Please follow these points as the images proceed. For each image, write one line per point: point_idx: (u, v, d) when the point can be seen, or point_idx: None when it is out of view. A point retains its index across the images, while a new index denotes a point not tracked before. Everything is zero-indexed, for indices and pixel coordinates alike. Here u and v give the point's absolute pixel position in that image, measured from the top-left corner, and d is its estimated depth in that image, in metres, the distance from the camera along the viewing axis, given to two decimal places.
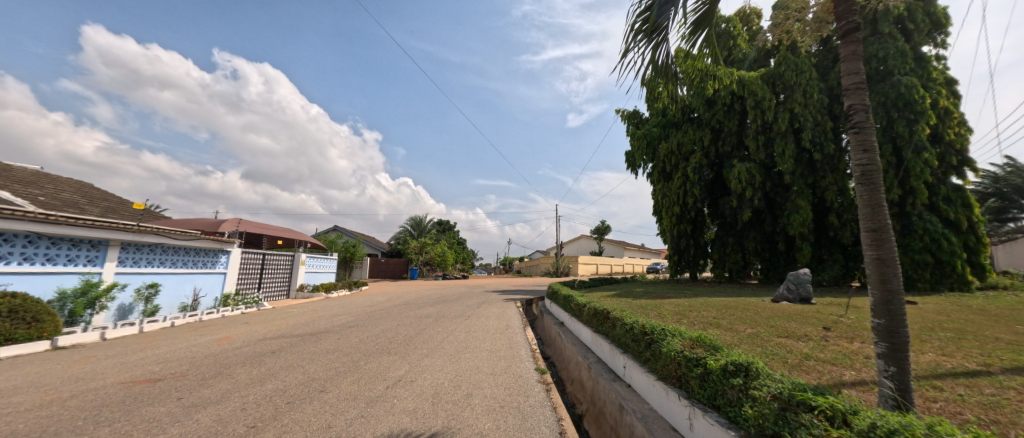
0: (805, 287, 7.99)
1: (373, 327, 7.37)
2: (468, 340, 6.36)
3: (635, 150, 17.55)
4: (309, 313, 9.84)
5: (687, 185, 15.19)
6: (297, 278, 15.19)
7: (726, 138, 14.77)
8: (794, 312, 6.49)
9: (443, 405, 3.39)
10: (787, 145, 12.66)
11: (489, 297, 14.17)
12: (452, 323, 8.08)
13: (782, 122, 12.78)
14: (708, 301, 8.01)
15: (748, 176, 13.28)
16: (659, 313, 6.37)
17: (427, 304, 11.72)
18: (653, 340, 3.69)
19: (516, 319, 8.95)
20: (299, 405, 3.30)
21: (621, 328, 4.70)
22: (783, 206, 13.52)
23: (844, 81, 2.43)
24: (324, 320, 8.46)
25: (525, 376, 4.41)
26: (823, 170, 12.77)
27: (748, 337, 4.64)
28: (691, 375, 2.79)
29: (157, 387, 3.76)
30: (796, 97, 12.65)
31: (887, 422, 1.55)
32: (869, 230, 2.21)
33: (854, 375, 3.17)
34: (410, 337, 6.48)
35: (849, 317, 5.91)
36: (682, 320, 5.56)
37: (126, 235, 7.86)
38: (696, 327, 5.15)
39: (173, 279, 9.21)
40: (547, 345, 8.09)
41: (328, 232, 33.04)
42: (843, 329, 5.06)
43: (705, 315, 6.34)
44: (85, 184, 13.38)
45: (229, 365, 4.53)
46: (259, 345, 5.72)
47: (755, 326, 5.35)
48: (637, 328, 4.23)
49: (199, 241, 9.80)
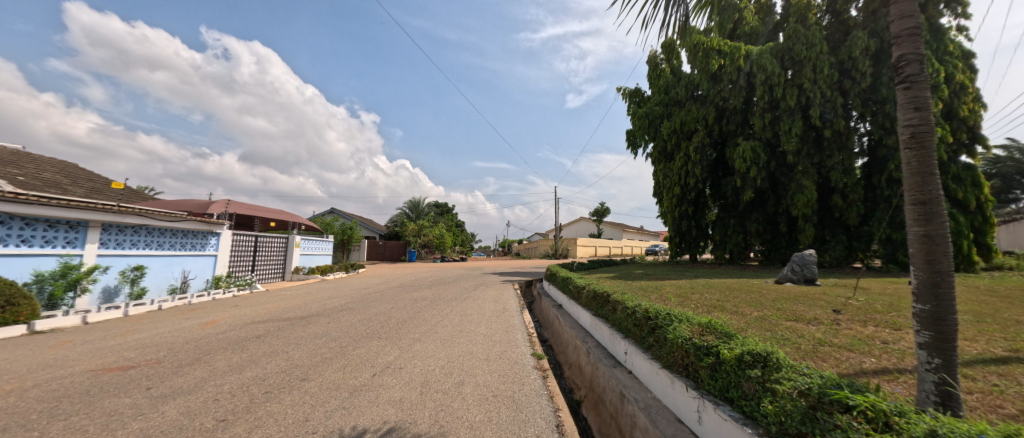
0: (810, 269, 7.76)
1: (366, 310, 7.16)
2: (463, 323, 6.15)
3: (636, 127, 17.04)
4: (302, 296, 9.65)
5: (688, 165, 14.81)
6: (292, 261, 14.98)
7: (731, 116, 14.28)
8: (799, 294, 6.28)
9: (432, 395, 3.16)
10: (794, 123, 12.29)
11: (487, 279, 14.04)
12: (448, 306, 7.89)
13: (791, 99, 12.36)
14: (709, 283, 7.79)
15: (753, 155, 12.88)
16: (661, 296, 6.17)
17: (423, 286, 11.54)
18: (657, 325, 3.44)
19: (513, 301, 8.74)
20: (277, 396, 3.07)
21: (622, 311, 4.44)
22: (787, 186, 13.19)
23: (895, 28, 2.05)
24: (316, 302, 8.25)
25: (521, 362, 4.20)
26: (830, 149, 12.42)
27: (756, 321, 4.40)
28: (701, 365, 2.53)
29: (128, 375, 3.52)
30: (807, 72, 12.18)
31: (951, 430, 1.28)
32: (916, 202, 1.90)
33: (874, 363, 2.92)
34: (404, 321, 6.26)
35: (857, 299, 5.68)
36: (686, 303, 5.35)
37: (107, 217, 7.55)
38: (700, 310, 4.94)
39: (160, 261, 8.94)
40: (545, 327, 7.89)
41: (324, 216, 32.71)
42: (854, 311, 4.86)
43: (708, 297, 6.16)
44: (67, 165, 12.95)
45: (209, 351, 4.31)
46: (245, 330, 5.48)
47: (762, 308, 5.12)
48: (643, 310, 3.96)
49: (185, 223, 9.47)
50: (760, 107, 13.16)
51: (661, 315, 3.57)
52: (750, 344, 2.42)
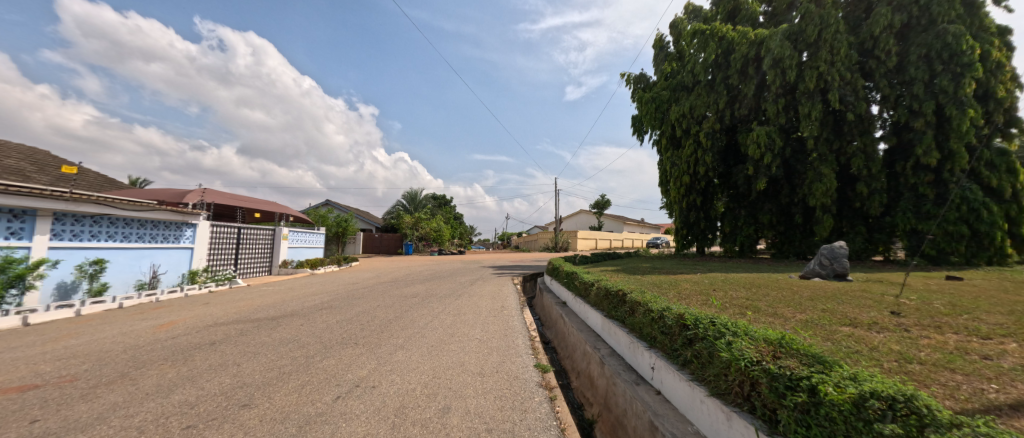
0: (841, 262, 6.99)
1: (349, 309, 6.41)
2: (456, 325, 5.40)
3: (643, 114, 16.16)
4: (283, 292, 8.88)
5: (698, 152, 13.96)
6: (280, 254, 14.19)
7: (743, 101, 13.32)
8: (838, 291, 5.54)
9: (406, 431, 2.40)
10: (813, 107, 11.27)
11: (484, 274, 13.29)
12: (441, 304, 7.14)
13: (809, 82, 11.27)
14: (728, 278, 7.06)
15: (768, 140, 12.03)
16: (681, 294, 5.42)
17: (416, 281, 10.79)
18: (698, 337, 2.66)
19: (512, 298, 8.00)
20: (200, 434, 2.30)
21: (644, 315, 3.65)
22: (803, 174, 12.40)
23: None
24: (295, 299, 7.50)
25: (522, 379, 3.44)
26: (851, 134, 11.59)
27: (806, 326, 3.63)
28: (782, 405, 1.74)
29: (20, 400, 2.75)
30: (822, 54, 11.05)
31: None
32: None
33: (1002, 393, 2.14)
34: (389, 322, 5.50)
35: (908, 298, 4.92)
36: (713, 304, 4.59)
37: (57, 205, 6.72)
38: (732, 312, 4.18)
39: (126, 254, 8.15)
40: (549, 327, 7.15)
41: (318, 208, 31.93)
42: (916, 313, 4.12)
43: (734, 295, 5.41)
44: (35, 152, 12.07)
45: (143, 364, 3.55)
46: (202, 334, 4.72)
47: (803, 310, 4.35)
48: (676, 316, 3.16)
49: (155, 213, 8.68)
50: (772, 93, 12.09)
51: (705, 324, 2.77)
52: (868, 379, 1.61)
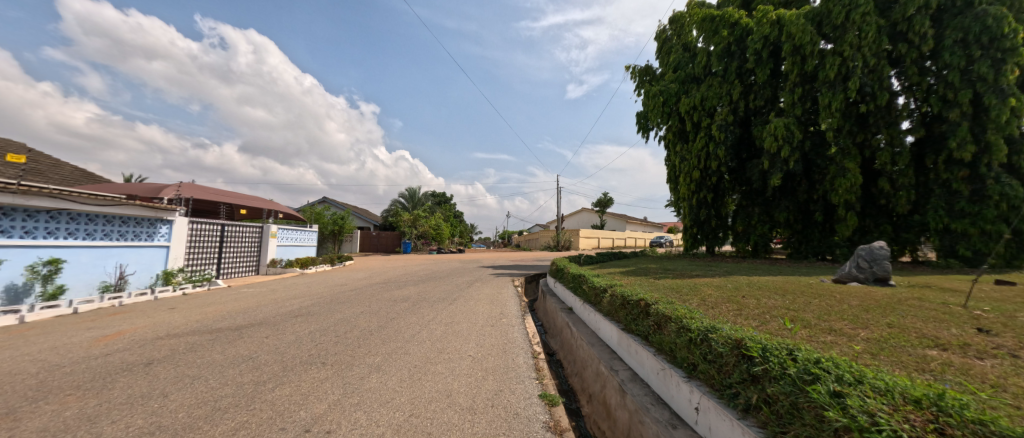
0: (882, 265, 6.23)
1: (327, 317, 5.66)
2: (447, 337, 4.65)
3: (649, 109, 15.14)
4: (263, 295, 8.15)
5: (709, 146, 13.16)
6: (268, 252, 13.45)
7: (758, 91, 12.49)
8: (891, 300, 4.77)
9: None
10: (836, 96, 10.40)
11: (483, 274, 12.51)
12: (432, 310, 6.38)
13: (830, 70, 10.42)
14: (755, 283, 6.30)
15: (786, 132, 11.21)
16: (708, 303, 4.67)
17: (409, 283, 10.04)
18: (773, 376, 1.88)
19: (512, 303, 7.25)
20: None
21: (678, 335, 2.89)
22: (823, 169, 11.62)
23: None
24: (271, 304, 6.75)
25: (525, 418, 2.68)
26: (875, 126, 10.76)
27: (883, 349, 2.88)
28: None
29: None
30: (848, 37, 10.16)
31: None
32: None
33: None
34: (369, 334, 4.74)
35: (983, 310, 4.15)
36: (753, 318, 3.84)
37: (3, 198, 5.97)
38: (781, 329, 3.44)
39: (88, 253, 7.41)
40: (553, 336, 6.42)
41: (315, 205, 31.32)
42: (1009, 330, 3.36)
43: (771, 304, 4.66)
44: (5, 144, 11.32)
45: (43, 396, 2.79)
46: (144, 350, 3.97)
47: (864, 325, 3.60)
48: (728, 341, 2.36)
49: (123, 208, 7.94)
50: (791, 81, 11.25)
51: (777, 356, 1.98)
52: None
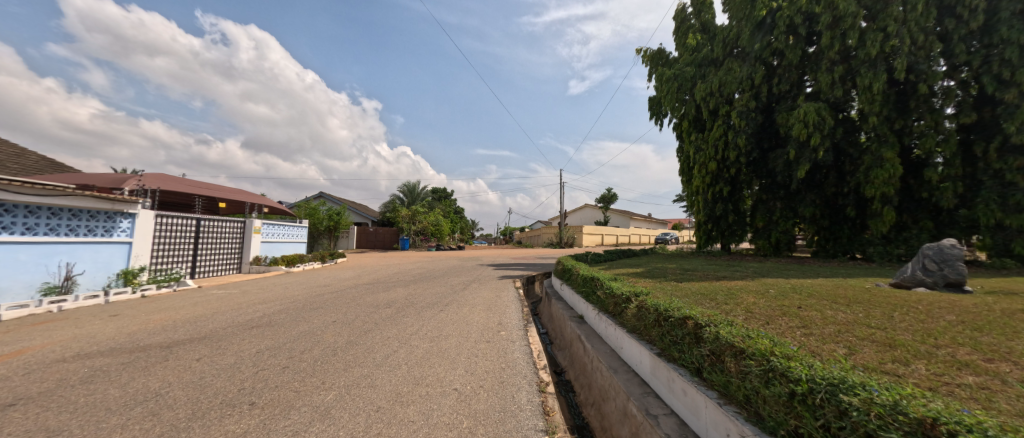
0: (955, 267, 5.23)
1: (289, 330, 4.69)
2: (430, 359, 3.68)
3: (661, 95, 14.00)
4: (233, 298, 7.22)
5: (728, 135, 12.08)
6: (251, 249, 12.51)
7: (783, 74, 11.44)
8: (992, 312, 3.79)
9: None
10: (877, 76, 9.33)
11: (482, 274, 11.52)
12: (418, 319, 5.40)
13: (871, 46, 9.35)
14: (801, 288, 5.34)
15: (816, 117, 10.11)
16: (762, 318, 3.69)
17: (399, 284, 9.06)
18: None
19: (513, 310, 6.28)
20: None
21: (766, 383, 1.87)
22: (857, 159, 10.54)
23: None
24: (232, 311, 5.79)
25: None
26: (917, 110, 9.68)
27: None
28: None
29: None
30: (894, 10, 9.15)
31: None
32: None
33: None
34: (330, 356, 3.74)
35: None
36: (838, 345, 2.86)
37: None
38: (888, 364, 2.47)
39: (28, 251, 6.44)
40: (560, 349, 5.46)
41: (312, 199, 30.36)
42: None
43: (842, 318, 3.68)
44: None
45: None
46: (25, 380, 3.00)
47: (998, 355, 2.62)
48: (887, 415, 1.32)
49: (72, 199, 6.97)
50: (827, 59, 10.20)
51: None
52: None
